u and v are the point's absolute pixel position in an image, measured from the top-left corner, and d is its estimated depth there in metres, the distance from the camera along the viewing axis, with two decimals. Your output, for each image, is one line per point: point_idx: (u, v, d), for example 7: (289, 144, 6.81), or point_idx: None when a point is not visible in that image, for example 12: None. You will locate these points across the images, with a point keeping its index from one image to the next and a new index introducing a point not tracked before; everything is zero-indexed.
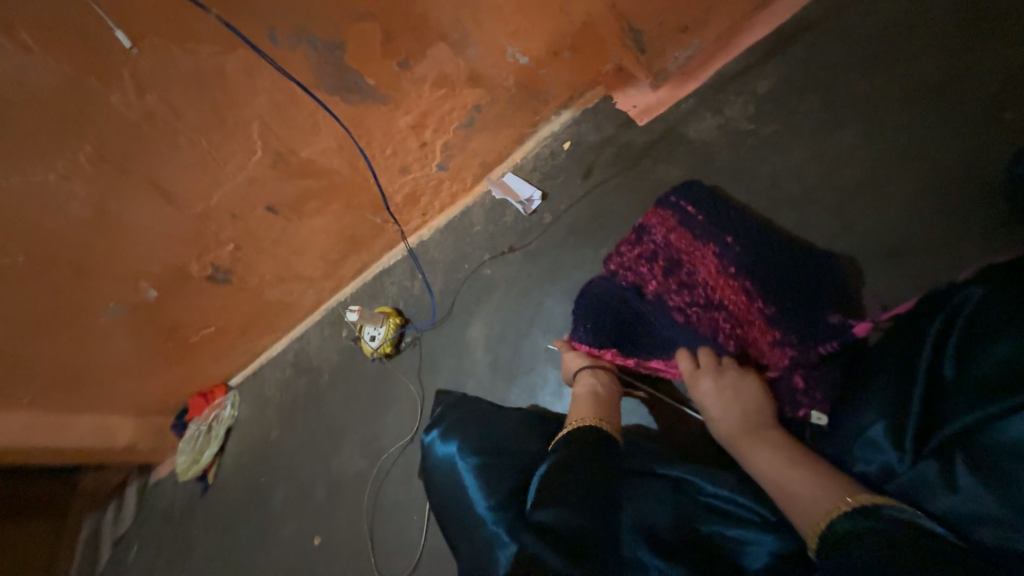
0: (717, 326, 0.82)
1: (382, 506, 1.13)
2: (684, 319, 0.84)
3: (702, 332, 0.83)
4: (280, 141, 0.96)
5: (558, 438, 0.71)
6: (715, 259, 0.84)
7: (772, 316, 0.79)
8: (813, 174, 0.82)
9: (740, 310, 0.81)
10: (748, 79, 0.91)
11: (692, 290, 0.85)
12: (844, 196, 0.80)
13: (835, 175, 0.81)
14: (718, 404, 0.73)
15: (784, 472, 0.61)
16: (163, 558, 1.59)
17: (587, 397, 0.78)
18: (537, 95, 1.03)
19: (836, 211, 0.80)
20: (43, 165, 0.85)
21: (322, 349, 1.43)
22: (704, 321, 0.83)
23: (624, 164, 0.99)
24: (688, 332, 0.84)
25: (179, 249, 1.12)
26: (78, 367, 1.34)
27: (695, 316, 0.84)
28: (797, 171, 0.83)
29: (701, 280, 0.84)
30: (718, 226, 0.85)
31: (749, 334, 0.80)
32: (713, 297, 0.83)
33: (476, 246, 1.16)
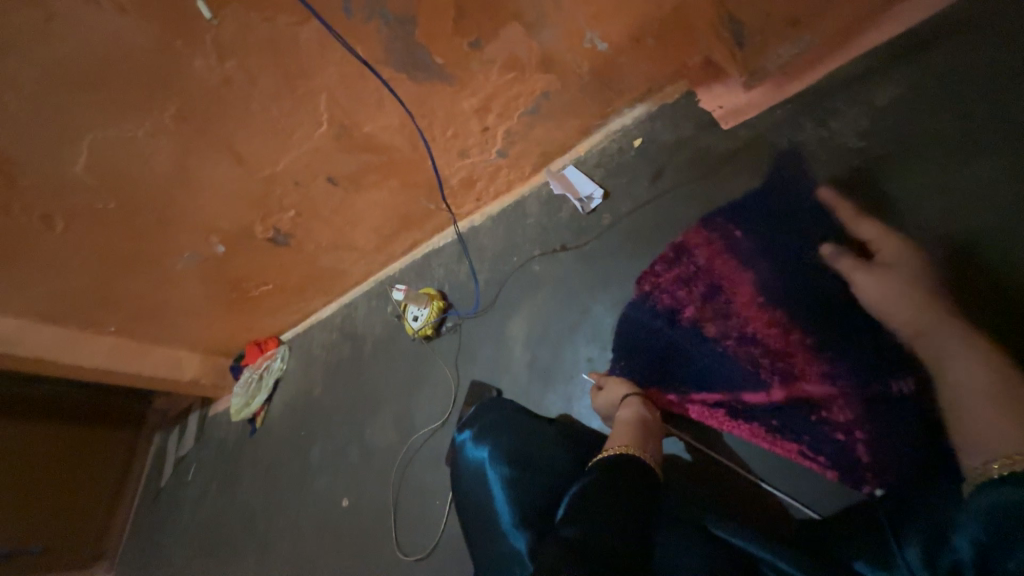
0: (754, 359, 0.75)
1: (408, 482, 1.16)
2: (722, 348, 0.77)
3: (740, 365, 0.75)
4: (346, 115, 0.96)
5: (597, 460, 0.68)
6: (750, 285, 0.78)
7: (815, 345, 0.71)
8: (934, 210, 0.70)
9: (777, 343, 0.74)
10: (862, 87, 0.78)
11: (727, 318, 0.78)
12: (968, 243, 0.66)
13: (958, 216, 0.68)
14: (905, 285, 0.66)
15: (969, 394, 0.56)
16: (214, 485, 1.75)
17: (623, 424, 0.73)
18: (612, 85, 0.95)
19: (955, 258, 0.67)
20: (134, 122, 0.90)
21: (367, 319, 1.47)
22: (741, 353, 0.76)
23: (699, 170, 0.90)
24: (725, 363, 0.77)
25: (247, 210, 1.18)
26: (156, 305, 1.47)
27: (731, 345, 0.77)
28: (912, 203, 0.71)
29: (739, 308, 0.78)
30: (759, 251, 0.79)
31: (792, 369, 0.72)
32: (749, 328, 0.76)
33: (527, 239, 1.12)
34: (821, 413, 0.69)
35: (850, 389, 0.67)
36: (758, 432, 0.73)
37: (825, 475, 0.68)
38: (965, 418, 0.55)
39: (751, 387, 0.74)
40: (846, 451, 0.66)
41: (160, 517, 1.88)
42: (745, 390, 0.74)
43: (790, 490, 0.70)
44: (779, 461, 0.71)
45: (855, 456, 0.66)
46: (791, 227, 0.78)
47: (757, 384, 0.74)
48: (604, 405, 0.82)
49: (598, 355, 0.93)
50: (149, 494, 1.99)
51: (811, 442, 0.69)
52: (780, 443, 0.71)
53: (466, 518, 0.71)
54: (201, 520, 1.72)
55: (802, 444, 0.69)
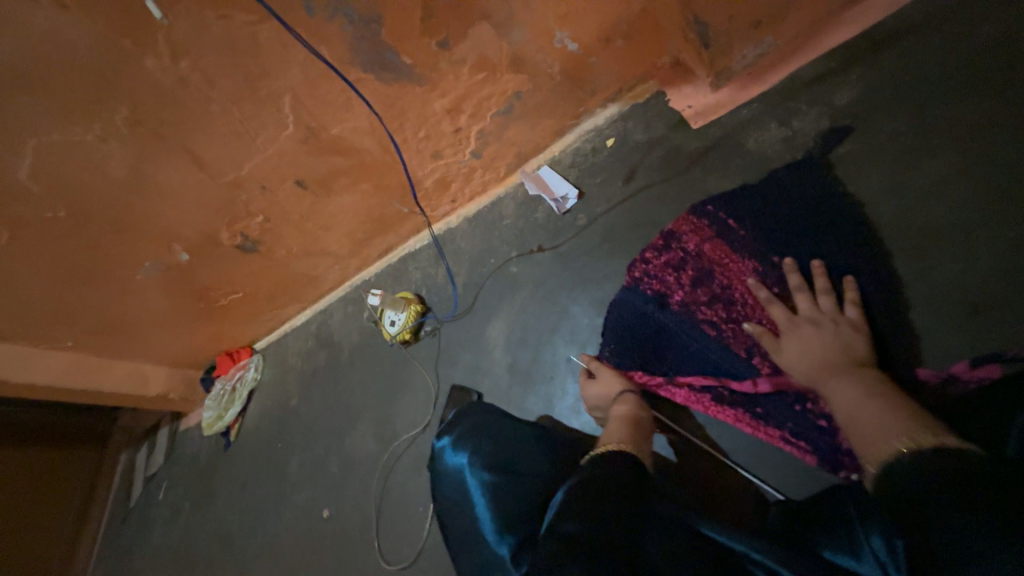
0: (752, 346, 0.74)
1: (390, 492, 1.14)
2: (716, 334, 0.77)
3: (735, 351, 0.75)
4: (312, 117, 0.93)
5: (587, 458, 0.69)
6: (756, 277, 0.76)
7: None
8: (898, 206, 0.70)
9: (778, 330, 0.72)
10: (825, 87, 0.80)
11: (727, 304, 0.77)
12: (924, 239, 0.67)
13: (915, 213, 0.69)
14: (808, 354, 0.65)
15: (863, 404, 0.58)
16: (187, 502, 1.68)
17: (615, 422, 0.74)
18: (583, 84, 0.95)
19: (910, 255, 0.67)
20: (83, 125, 0.85)
21: (343, 326, 1.44)
22: (739, 338, 0.75)
23: (671, 169, 0.91)
24: (720, 349, 0.76)
25: (211, 217, 1.13)
26: (117, 317, 1.40)
27: (731, 332, 0.76)
28: (872, 199, 0.72)
29: (738, 296, 0.77)
30: (764, 244, 0.77)
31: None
32: (751, 316, 0.75)
33: (504, 241, 1.12)
34: (810, 404, 0.68)
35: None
36: (742, 417, 0.72)
37: (805, 460, 0.67)
38: (858, 423, 0.57)
39: (745, 372, 0.73)
40: (830, 438, 0.66)
41: (130, 538, 1.80)
42: (738, 376, 0.73)
43: (768, 476, 0.70)
44: (759, 447, 0.71)
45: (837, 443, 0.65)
46: (787, 208, 0.76)
47: (749, 370, 0.73)
48: (593, 396, 0.82)
49: (575, 354, 0.93)
50: (118, 514, 1.90)
51: (795, 427, 0.68)
52: (763, 428, 0.70)
53: (451, 526, 0.70)
54: (175, 540, 1.65)
55: (785, 429, 0.69)
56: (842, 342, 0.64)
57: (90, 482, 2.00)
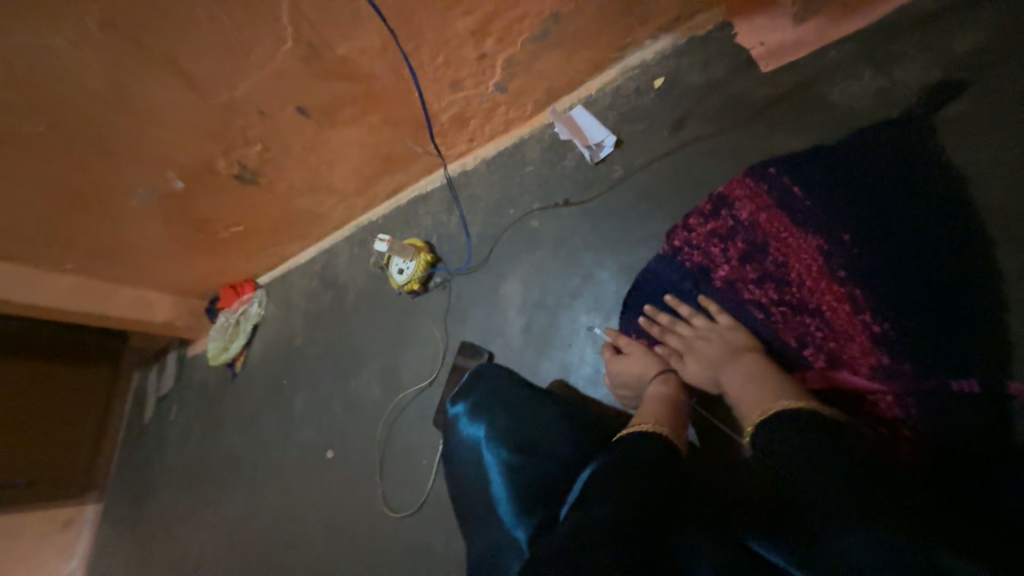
0: (804, 334, 0.68)
1: (395, 441, 1.14)
2: (764, 317, 0.71)
3: (782, 339, 0.69)
4: (314, 30, 0.78)
5: (619, 436, 0.68)
6: (819, 256, 0.68)
7: (882, 336, 0.63)
8: (1011, 187, 0.59)
9: (839, 321, 0.66)
10: (938, 28, 0.66)
11: (780, 285, 0.70)
12: None
13: None
14: (703, 366, 0.72)
15: (740, 388, 0.65)
16: (198, 426, 1.72)
17: (653, 402, 0.71)
18: (636, 9, 0.79)
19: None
20: (49, 26, 0.72)
21: (350, 268, 1.37)
22: (790, 326, 0.69)
23: (729, 120, 0.78)
24: (765, 334, 0.71)
25: (206, 142, 1.02)
26: (115, 244, 1.33)
27: (780, 317, 0.70)
28: (987, 175, 0.61)
29: (794, 276, 0.69)
30: (836, 219, 0.67)
31: (846, 352, 0.65)
32: (807, 301, 0.68)
33: (525, 190, 1.01)
34: (868, 405, 0.63)
35: (909, 388, 0.61)
36: None
37: None
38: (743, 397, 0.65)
39: (792, 362, 0.68)
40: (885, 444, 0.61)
41: (145, 453, 1.88)
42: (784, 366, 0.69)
43: None
44: None
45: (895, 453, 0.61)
46: (869, 180, 0.66)
47: (799, 360, 0.68)
48: (621, 372, 0.78)
49: (598, 325, 0.86)
50: (133, 430, 1.98)
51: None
52: None
53: (472, 493, 0.76)
54: (188, 460, 1.71)
55: None
56: (726, 344, 0.71)
57: (106, 398, 2.05)
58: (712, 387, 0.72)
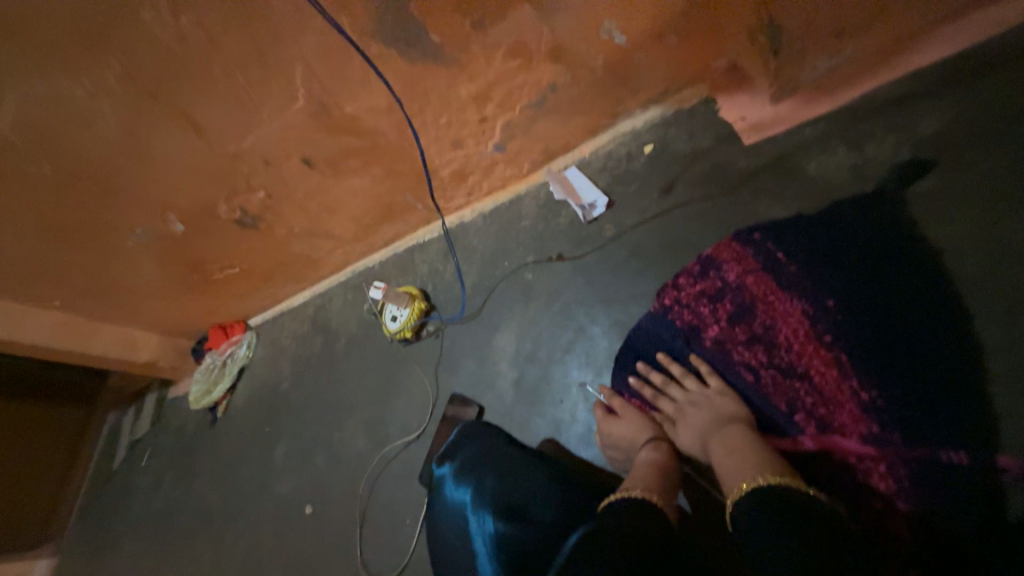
0: (795, 399, 0.68)
1: (377, 497, 1.09)
2: (754, 380, 0.71)
3: (773, 403, 0.69)
4: (324, 91, 0.83)
5: (608, 501, 0.66)
6: (805, 320, 0.69)
7: (871, 404, 0.63)
8: (984, 261, 0.62)
9: (827, 386, 0.66)
10: (903, 112, 0.71)
11: (769, 347, 0.71)
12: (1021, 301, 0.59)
13: (1010, 269, 0.61)
14: (692, 433, 0.71)
15: (721, 458, 0.64)
16: (170, 473, 1.64)
17: (643, 466, 0.70)
18: (626, 82, 0.85)
19: (1003, 318, 0.60)
20: (72, 78, 0.76)
21: (343, 313, 1.37)
22: (780, 390, 0.69)
23: (714, 186, 0.83)
24: (756, 397, 0.71)
25: (210, 188, 1.05)
26: (106, 282, 1.33)
27: (770, 380, 0.70)
28: (960, 249, 0.64)
29: (782, 339, 0.70)
30: (820, 285, 0.69)
31: (837, 419, 0.65)
32: (796, 365, 0.69)
33: (521, 243, 1.04)
34: (860, 474, 0.62)
35: (900, 456, 0.61)
36: None
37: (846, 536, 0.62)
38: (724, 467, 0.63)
39: (784, 427, 0.68)
40: (881, 516, 0.60)
41: (110, 502, 1.76)
42: (776, 431, 0.68)
43: None
44: None
45: (892, 526, 0.60)
46: (849, 248, 0.69)
47: (790, 426, 0.67)
48: (613, 433, 0.77)
49: (590, 382, 0.86)
50: (100, 476, 1.87)
51: (834, 488, 0.63)
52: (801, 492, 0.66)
53: (458, 563, 0.74)
54: (154, 511, 1.61)
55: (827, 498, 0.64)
56: (714, 412, 0.70)
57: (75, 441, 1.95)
58: (699, 454, 0.71)
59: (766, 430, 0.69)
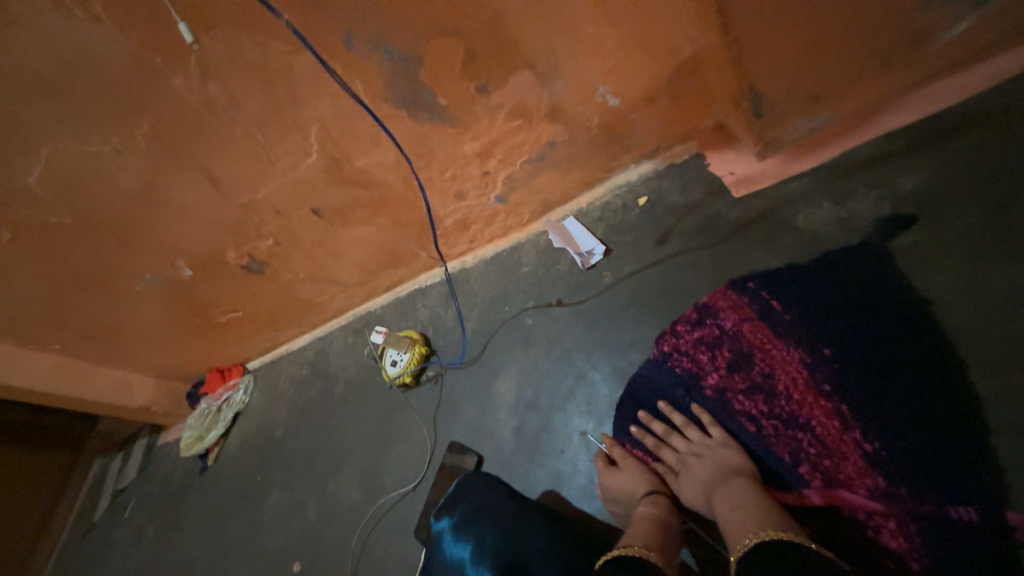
0: (797, 450, 0.67)
1: (369, 553, 1.04)
2: (756, 430, 0.71)
3: (776, 454, 0.68)
4: (337, 148, 0.88)
5: (607, 558, 0.64)
6: (803, 369, 0.70)
7: (874, 456, 0.63)
8: (974, 311, 0.63)
9: (829, 437, 0.66)
10: (882, 168, 0.76)
11: (769, 396, 0.71)
12: (1014, 351, 0.60)
13: (1001, 320, 0.62)
14: (696, 487, 0.70)
15: (724, 514, 0.63)
16: (153, 527, 1.56)
17: (642, 523, 0.67)
18: (621, 139, 0.91)
19: (999, 369, 0.60)
20: (102, 136, 0.81)
21: (343, 357, 1.36)
22: (782, 440, 0.68)
23: (708, 236, 0.86)
24: (759, 448, 0.70)
25: (220, 236, 1.08)
26: (109, 325, 1.33)
27: (771, 430, 0.69)
28: (950, 299, 0.65)
29: (782, 388, 0.70)
30: (816, 334, 0.71)
31: (841, 472, 0.64)
32: (796, 414, 0.68)
33: (521, 289, 1.06)
34: (869, 531, 0.60)
35: (907, 512, 0.59)
36: None
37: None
38: (728, 523, 0.61)
39: (788, 480, 0.66)
40: None
41: (85, 558, 1.67)
42: (781, 485, 0.67)
43: None
44: None
45: None
46: (841, 298, 0.71)
47: (795, 479, 0.66)
48: (613, 486, 0.75)
49: (591, 431, 0.85)
50: (78, 529, 1.78)
51: (842, 547, 0.61)
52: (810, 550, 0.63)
53: None
54: (132, 569, 1.52)
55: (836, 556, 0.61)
56: (716, 464, 0.69)
57: (57, 489, 1.89)
58: (703, 507, 0.69)
59: (769, 482, 0.68)
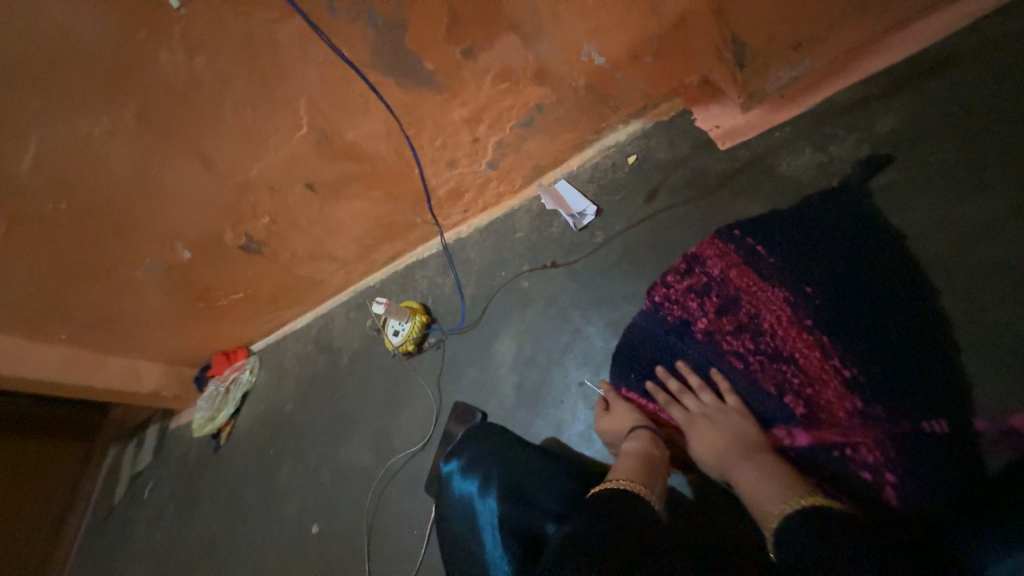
0: (782, 382, 0.71)
1: (384, 510, 1.09)
2: (744, 367, 0.75)
3: (763, 388, 0.72)
4: (327, 120, 0.89)
5: (598, 490, 0.69)
6: (787, 307, 0.73)
7: (853, 381, 0.67)
8: (943, 240, 0.67)
9: (812, 368, 0.70)
10: (862, 113, 0.77)
11: (755, 335, 0.75)
12: (977, 276, 0.64)
13: (967, 250, 0.66)
14: (712, 451, 0.69)
15: (755, 488, 0.63)
16: (173, 505, 1.62)
17: (626, 458, 0.72)
18: (607, 99, 0.92)
19: (965, 292, 0.64)
20: (91, 119, 0.82)
21: (346, 332, 1.40)
22: (768, 374, 0.73)
23: (696, 191, 0.88)
24: (746, 384, 0.74)
25: (217, 216, 1.10)
26: (113, 313, 1.35)
27: (758, 366, 0.74)
28: (921, 232, 0.69)
29: (767, 326, 0.74)
30: (799, 274, 0.74)
31: (822, 398, 0.68)
32: (781, 349, 0.72)
33: (516, 254, 1.08)
34: (848, 451, 0.65)
35: (884, 432, 0.64)
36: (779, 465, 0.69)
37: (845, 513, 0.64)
38: (759, 498, 0.62)
39: (777, 411, 0.71)
40: (871, 489, 0.63)
41: (110, 539, 1.74)
42: (770, 417, 0.71)
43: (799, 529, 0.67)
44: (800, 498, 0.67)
45: (882, 497, 0.62)
46: (826, 239, 0.73)
47: (781, 409, 0.71)
48: (608, 428, 0.79)
49: (588, 380, 0.89)
50: (100, 512, 1.85)
51: (824, 468, 0.66)
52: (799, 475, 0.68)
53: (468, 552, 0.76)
54: (157, 545, 1.59)
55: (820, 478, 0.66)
56: (731, 428, 0.70)
57: (77, 473, 1.96)
58: (715, 475, 0.70)
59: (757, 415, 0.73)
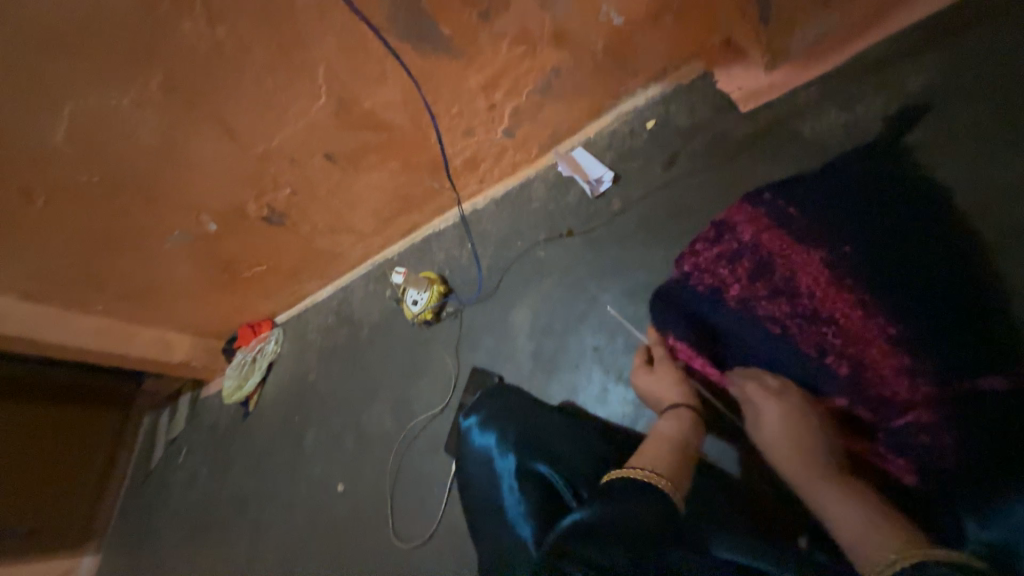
0: (823, 341, 0.72)
1: (405, 471, 1.15)
2: (780, 331, 0.75)
3: (803, 350, 0.73)
4: (345, 89, 0.90)
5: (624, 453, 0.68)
6: (823, 268, 0.73)
7: (896, 337, 0.67)
8: (981, 194, 0.68)
9: (854, 327, 0.70)
10: (892, 72, 0.76)
11: (792, 298, 0.74)
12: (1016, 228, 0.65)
13: (1002, 204, 0.66)
14: (790, 456, 0.64)
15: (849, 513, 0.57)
16: (207, 467, 1.72)
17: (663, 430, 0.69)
18: (626, 62, 0.90)
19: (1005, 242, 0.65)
20: (118, 90, 0.84)
21: (365, 303, 1.43)
22: (807, 336, 0.73)
23: (715, 156, 0.87)
24: (785, 346, 0.74)
25: (240, 188, 1.13)
26: (144, 284, 1.41)
27: (797, 329, 0.73)
28: (959, 187, 0.69)
29: (803, 289, 0.74)
30: (834, 235, 0.73)
31: (865, 357, 0.69)
32: (820, 311, 0.72)
33: (533, 223, 1.09)
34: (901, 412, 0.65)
35: (933, 395, 0.63)
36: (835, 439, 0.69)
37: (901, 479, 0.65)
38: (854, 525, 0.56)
39: (822, 373, 0.71)
40: (927, 450, 0.62)
41: (150, 498, 1.86)
42: (816, 381, 0.72)
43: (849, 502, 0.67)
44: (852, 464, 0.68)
45: (940, 462, 0.61)
46: (865, 200, 0.72)
47: (823, 369, 0.71)
48: (647, 387, 0.77)
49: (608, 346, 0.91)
50: (140, 473, 1.97)
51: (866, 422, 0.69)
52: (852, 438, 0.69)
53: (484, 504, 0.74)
54: (193, 503, 1.70)
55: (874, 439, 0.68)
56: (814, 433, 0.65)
57: (116, 434, 2.07)
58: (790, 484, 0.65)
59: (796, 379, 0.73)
